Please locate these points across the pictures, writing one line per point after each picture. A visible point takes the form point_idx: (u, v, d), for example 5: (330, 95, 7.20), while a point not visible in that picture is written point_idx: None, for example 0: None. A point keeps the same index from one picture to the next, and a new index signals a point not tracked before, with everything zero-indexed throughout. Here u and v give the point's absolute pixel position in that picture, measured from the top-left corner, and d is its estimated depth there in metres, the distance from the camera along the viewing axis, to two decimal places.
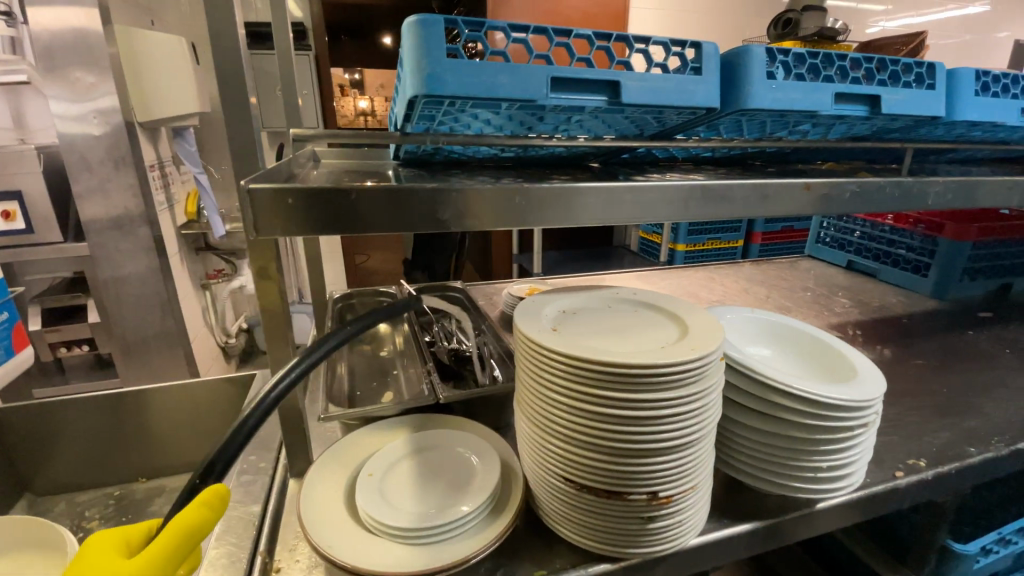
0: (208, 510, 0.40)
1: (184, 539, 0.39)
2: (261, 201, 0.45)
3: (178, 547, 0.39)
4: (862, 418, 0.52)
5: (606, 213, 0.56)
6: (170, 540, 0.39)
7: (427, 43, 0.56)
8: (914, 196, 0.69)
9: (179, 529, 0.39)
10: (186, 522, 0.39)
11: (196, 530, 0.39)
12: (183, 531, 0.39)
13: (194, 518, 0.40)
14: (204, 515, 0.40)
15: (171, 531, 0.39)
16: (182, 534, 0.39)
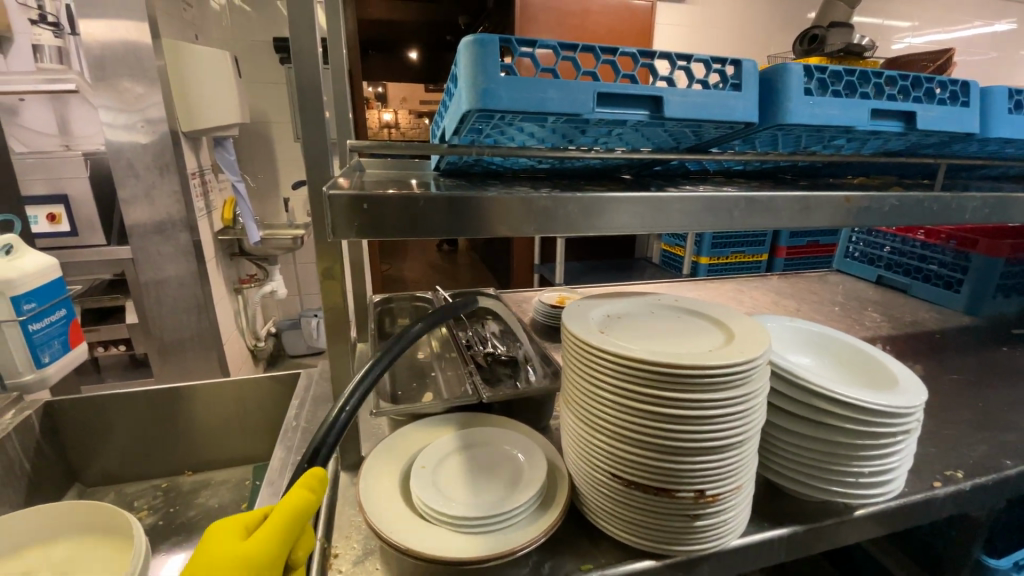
0: (309, 491, 0.43)
1: (294, 516, 0.41)
2: (337, 207, 0.49)
3: (290, 526, 0.40)
4: (903, 425, 0.53)
5: (652, 221, 0.59)
6: (282, 519, 0.40)
7: (482, 59, 0.60)
8: (953, 210, 0.70)
9: (287, 509, 0.41)
10: (294, 503, 0.41)
11: (302, 507, 0.41)
12: (292, 511, 0.41)
13: (300, 496, 0.42)
14: (307, 495, 0.43)
15: (280, 511, 0.41)
16: (291, 512, 0.41)
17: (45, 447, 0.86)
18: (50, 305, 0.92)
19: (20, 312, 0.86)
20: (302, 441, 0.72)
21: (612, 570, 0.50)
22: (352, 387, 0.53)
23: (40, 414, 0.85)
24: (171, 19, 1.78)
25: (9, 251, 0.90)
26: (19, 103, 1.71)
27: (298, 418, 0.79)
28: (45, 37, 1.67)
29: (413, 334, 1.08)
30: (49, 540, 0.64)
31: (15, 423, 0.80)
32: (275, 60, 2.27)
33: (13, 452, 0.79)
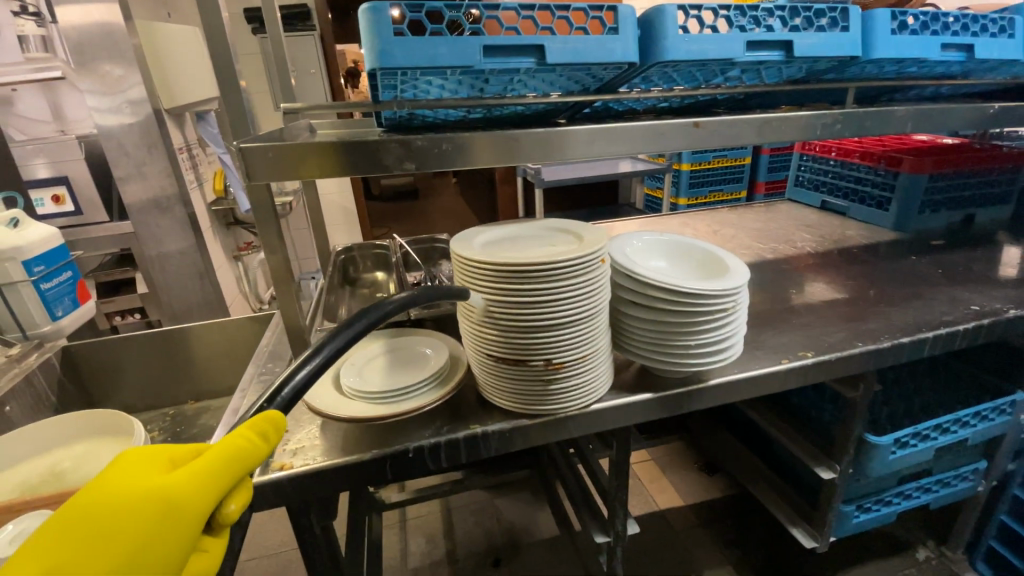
0: (255, 439, 0.47)
1: (228, 460, 0.46)
2: (250, 157, 0.62)
3: (221, 468, 0.45)
4: (724, 304, 0.65)
5: (517, 154, 0.71)
6: (216, 460, 0.45)
7: (376, 24, 0.71)
8: (803, 128, 0.82)
9: (227, 453, 0.46)
10: (232, 448, 0.46)
11: (240, 453, 0.46)
12: (227, 455, 0.46)
13: (238, 444, 0.46)
14: (249, 442, 0.47)
15: (219, 453, 0.46)
16: (231, 456, 0.46)
17: (68, 383, 1.04)
18: (56, 267, 1.07)
19: (32, 273, 1.02)
20: (268, 359, 0.89)
21: (493, 427, 0.66)
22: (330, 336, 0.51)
23: (59, 356, 1.03)
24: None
25: (17, 224, 1.05)
26: (12, 93, 1.81)
27: (270, 341, 0.96)
28: (28, 27, 1.71)
29: (376, 278, 1.24)
30: (86, 439, 0.83)
31: (38, 363, 0.97)
32: (249, 32, 2.34)
33: (40, 385, 0.97)
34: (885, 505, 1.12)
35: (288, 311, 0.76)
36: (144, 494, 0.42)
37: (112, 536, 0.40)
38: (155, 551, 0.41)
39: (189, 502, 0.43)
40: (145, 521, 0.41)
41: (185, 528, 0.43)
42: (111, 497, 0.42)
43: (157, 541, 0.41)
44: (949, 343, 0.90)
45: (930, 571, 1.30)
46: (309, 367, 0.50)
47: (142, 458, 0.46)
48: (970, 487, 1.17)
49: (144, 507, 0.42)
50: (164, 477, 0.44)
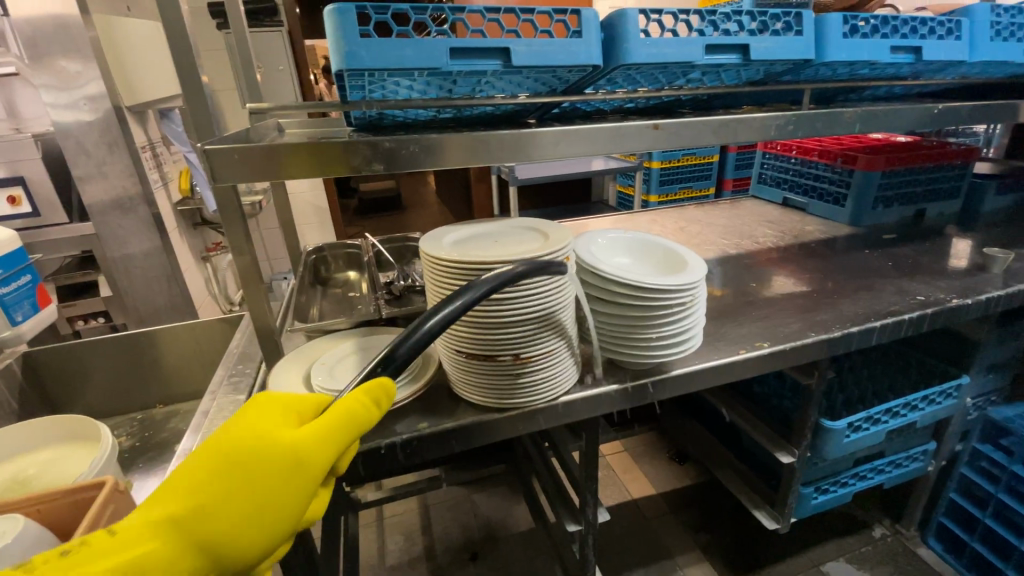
0: (372, 403, 0.46)
1: (349, 424, 0.45)
2: (213, 158, 0.61)
3: (341, 432, 0.45)
4: (683, 297, 0.68)
5: (487, 155, 0.73)
6: (338, 422, 0.44)
7: (342, 26, 0.71)
8: (755, 127, 0.85)
9: (347, 416, 0.45)
10: (352, 412, 0.45)
11: (356, 418, 0.45)
12: (347, 419, 0.45)
13: (359, 408, 0.45)
14: (366, 406, 0.46)
15: (340, 415, 0.45)
16: (352, 419, 0.45)
17: (30, 390, 1.02)
18: (15, 271, 1.04)
19: None
20: (238, 360, 0.89)
21: (463, 421, 0.68)
22: (451, 304, 0.49)
23: (21, 363, 1.00)
24: None
25: None
26: None
27: (240, 343, 0.96)
28: None
29: (348, 278, 1.25)
30: (53, 445, 0.81)
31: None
32: (213, 27, 2.28)
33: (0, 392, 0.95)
34: (841, 486, 1.18)
35: (257, 312, 0.76)
36: (266, 456, 0.41)
37: (233, 494, 0.40)
38: (279, 505, 0.41)
39: (309, 466, 0.42)
40: (272, 482, 0.41)
41: (304, 487, 0.42)
42: (234, 451, 0.41)
43: (277, 503, 0.41)
44: (896, 331, 0.95)
45: (887, 548, 1.37)
46: (433, 323, 0.48)
47: (264, 408, 0.45)
48: (920, 467, 1.25)
49: (271, 470, 0.41)
50: (286, 437, 0.43)
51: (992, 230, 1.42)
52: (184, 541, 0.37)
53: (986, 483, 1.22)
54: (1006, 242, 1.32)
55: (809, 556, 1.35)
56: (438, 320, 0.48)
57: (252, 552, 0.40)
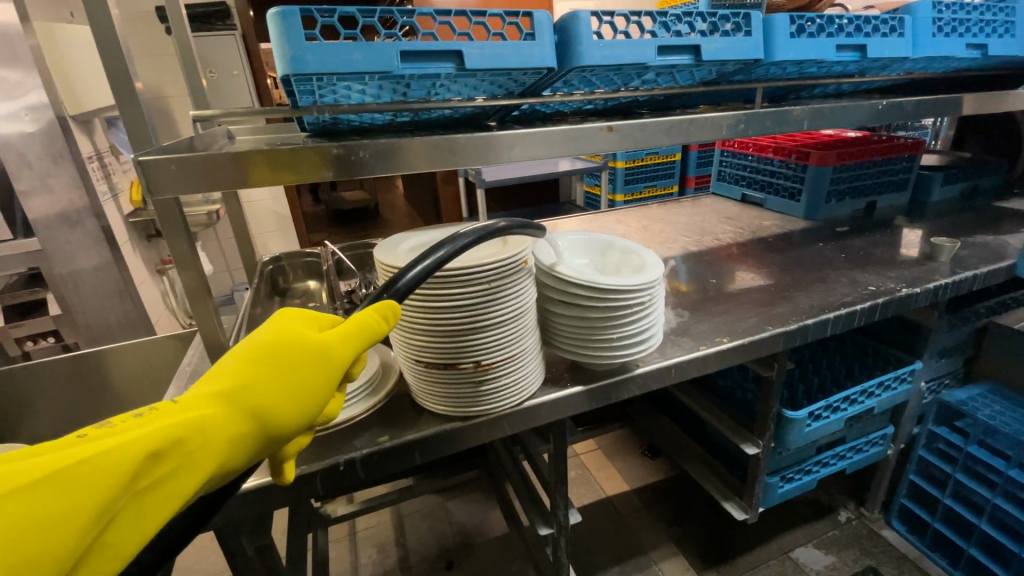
0: (384, 320, 0.50)
1: (366, 332, 0.49)
2: (149, 169, 0.58)
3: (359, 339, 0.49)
4: (643, 297, 0.68)
5: (441, 160, 0.72)
6: (357, 330, 0.49)
7: (287, 29, 0.69)
8: (708, 127, 0.87)
9: (365, 327, 0.49)
10: (369, 323, 0.49)
11: (374, 328, 0.49)
12: (365, 328, 0.49)
13: (375, 319, 0.49)
14: (381, 319, 0.50)
15: (359, 322, 0.49)
16: (368, 331, 0.49)
17: None
18: None
19: None
20: (189, 379, 0.86)
21: (425, 431, 0.67)
22: (456, 241, 0.52)
23: None
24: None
25: None
26: None
27: (191, 360, 0.92)
28: None
29: (308, 287, 1.22)
30: None
31: None
32: (161, 31, 2.19)
33: None
34: (805, 474, 1.21)
35: (206, 328, 0.73)
36: (302, 348, 0.46)
37: (275, 376, 0.44)
38: (310, 394, 0.45)
39: (337, 359, 0.47)
40: (309, 367, 0.45)
41: (329, 381, 0.46)
42: (273, 343, 0.45)
43: (312, 387, 0.45)
44: (850, 321, 0.98)
45: (852, 531, 1.41)
46: (426, 264, 0.51)
47: (289, 320, 0.49)
48: (879, 451, 1.29)
49: (308, 358, 0.46)
50: (315, 335, 0.47)
51: (938, 220, 1.48)
52: (238, 409, 0.41)
53: (943, 464, 1.27)
54: (952, 231, 1.38)
55: (779, 543, 1.38)
56: (439, 257, 0.52)
57: (289, 426, 0.45)
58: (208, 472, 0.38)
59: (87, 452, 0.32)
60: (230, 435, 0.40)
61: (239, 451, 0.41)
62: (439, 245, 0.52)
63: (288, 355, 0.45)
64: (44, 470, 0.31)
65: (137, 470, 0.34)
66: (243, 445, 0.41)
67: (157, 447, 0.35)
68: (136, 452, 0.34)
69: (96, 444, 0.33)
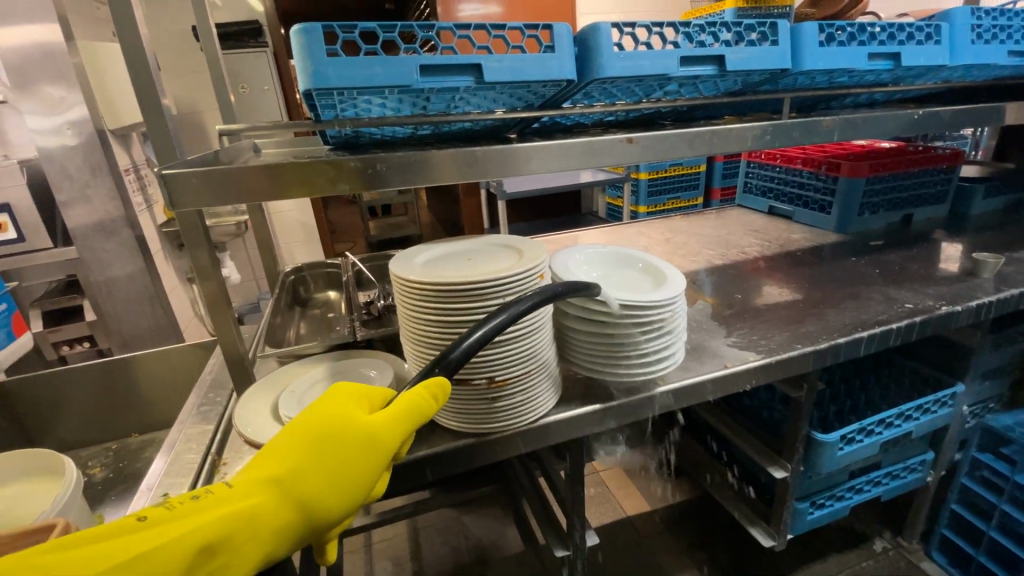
0: (428, 401, 0.52)
1: (409, 415, 0.52)
2: (172, 183, 0.59)
3: (403, 422, 0.53)
4: (664, 313, 0.66)
5: (459, 173, 0.71)
6: (402, 413, 0.52)
7: (309, 46, 0.70)
8: (736, 138, 0.85)
9: (410, 407, 0.53)
10: (413, 404, 0.53)
11: (417, 411, 0.53)
12: (409, 410, 0.53)
13: (418, 402, 0.52)
14: (425, 402, 0.53)
15: (404, 405, 0.53)
16: (413, 413, 0.52)
17: None
18: None
19: None
20: (209, 389, 0.87)
21: (438, 448, 0.65)
22: (506, 313, 0.54)
23: None
24: (86, 18, 1.78)
25: None
26: None
27: (212, 370, 0.93)
28: None
29: (328, 298, 1.23)
30: (20, 481, 0.78)
31: None
32: (197, 49, 2.29)
33: None
34: (837, 500, 1.15)
35: (226, 338, 0.74)
36: (346, 433, 0.50)
37: (317, 465, 0.49)
38: (352, 479, 0.50)
39: (380, 444, 0.51)
40: (349, 454, 0.50)
41: (371, 466, 0.51)
42: (320, 430, 0.50)
43: (350, 476, 0.49)
44: (885, 340, 0.94)
45: (889, 562, 1.33)
46: (475, 338, 0.53)
47: (342, 397, 0.54)
48: (918, 478, 1.22)
49: (348, 445, 0.50)
50: (361, 420, 0.52)
51: (979, 234, 1.42)
52: (284, 498, 0.47)
53: (987, 493, 1.20)
54: (993, 246, 1.32)
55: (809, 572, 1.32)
56: (487, 330, 0.53)
57: (332, 513, 0.49)
58: (253, 561, 0.44)
59: (148, 548, 0.40)
60: (277, 523, 0.46)
61: (285, 537, 0.46)
62: (500, 310, 0.54)
63: (334, 440, 0.50)
64: (116, 559, 0.39)
65: (189, 562, 0.41)
66: (290, 530, 0.47)
67: (208, 541, 0.42)
68: (189, 546, 0.41)
69: (159, 539, 0.41)
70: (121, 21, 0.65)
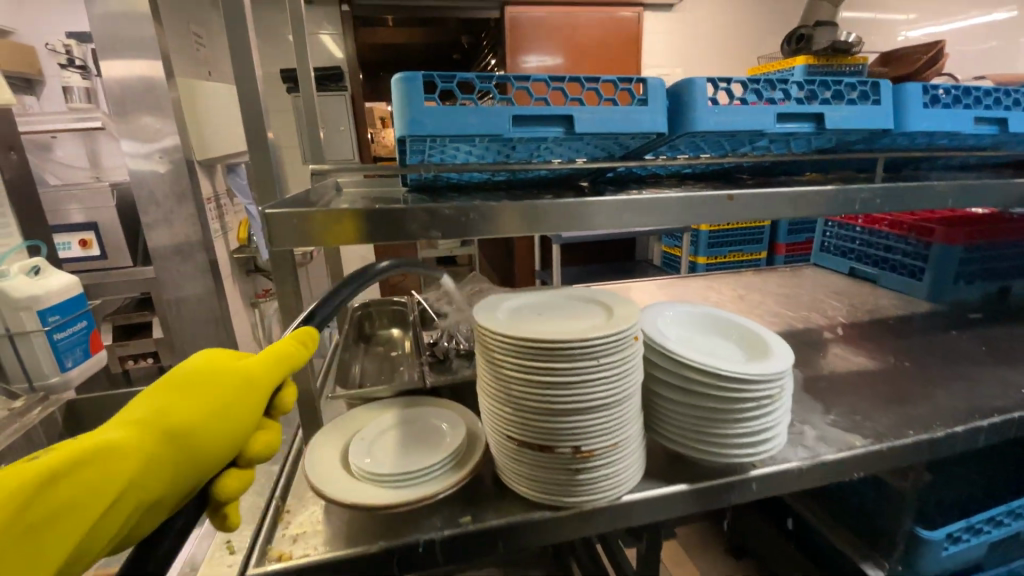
0: (298, 347, 0.57)
1: (281, 359, 0.54)
2: (273, 222, 0.60)
3: (277, 364, 0.53)
4: (768, 389, 0.60)
5: (551, 224, 0.69)
6: (275, 357, 0.54)
7: (409, 94, 0.71)
8: (842, 201, 0.79)
9: (280, 354, 0.55)
10: (280, 351, 0.55)
11: (288, 355, 0.55)
12: (279, 355, 0.54)
13: (285, 348, 0.55)
14: (292, 349, 0.56)
15: (273, 352, 0.54)
16: (283, 358, 0.55)
17: (68, 437, 1.01)
18: (71, 317, 1.09)
19: (45, 323, 1.03)
20: None
21: (512, 519, 0.60)
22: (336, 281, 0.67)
23: (62, 411, 1.01)
24: (186, 58, 1.95)
25: (37, 272, 1.07)
26: (52, 141, 2.07)
27: None
28: (74, 79, 2.03)
29: (391, 335, 1.22)
30: None
31: (40, 418, 0.95)
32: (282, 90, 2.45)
33: (39, 440, 0.95)
34: None
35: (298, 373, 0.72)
36: (224, 371, 0.49)
37: (193, 403, 0.45)
38: (237, 412, 0.47)
39: (260, 380, 0.51)
40: (229, 390, 0.48)
41: (254, 401, 0.49)
42: (192, 376, 0.48)
43: (232, 407, 0.47)
44: (1007, 432, 0.82)
45: None
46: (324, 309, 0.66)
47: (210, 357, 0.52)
48: None
49: (227, 380, 0.48)
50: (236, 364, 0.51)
51: None
52: (158, 430, 0.43)
53: None
54: None
55: None
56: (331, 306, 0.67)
57: (217, 451, 0.46)
58: (119, 490, 0.39)
59: None
60: (153, 451, 0.42)
61: (163, 467, 0.42)
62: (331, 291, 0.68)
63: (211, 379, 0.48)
64: None
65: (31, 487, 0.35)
66: (171, 462, 0.43)
67: (62, 469, 0.37)
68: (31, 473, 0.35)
69: None
70: (239, 66, 0.68)
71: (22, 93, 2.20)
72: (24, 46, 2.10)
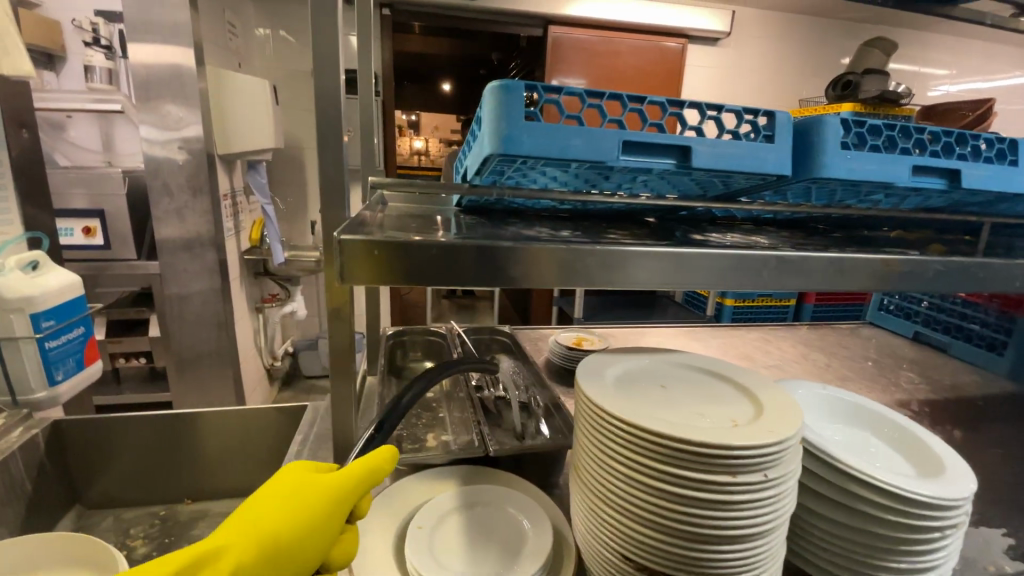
0: (379, 464, 0.48)
1: (362, 474, 0.47)
2: (347, 249, 0.48)
3: (356, 482, 0.46)
4: (955, 520, 0.48)
5: (673, 276, 0.56)
6: (356, 471, 0.47)
7: (507, 105, 0.59)
8: (1001, 276, 0.67)
9: (362, 468, 0.47)
10: (364, 465, 0.47)
11: (370, 472, 0.47)
12: (361, 471, 0.47)
13: (367, 463, 0.47)
14: (375, 466, 0.48)
15: (357, 465, 0.47)
16: (363, 475, 0.47)
17: (50, 466, 0.86)
18: (68, 322, 0.96)
19: (38, 329, 0.90)
20: None
21: None
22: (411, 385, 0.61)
23: (47, 432, 0.86)
24: (218, 48, 1.85)
25: (35, 268, 0.95)
26: (67, 121, 1.95)
27: (299, 450, 0.78)
28: (98, 59, 1.91)
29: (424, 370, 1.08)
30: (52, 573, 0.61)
31: (21, 441, 0.80)
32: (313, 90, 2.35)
33: (17, 470, 0.79)
34: None
35: (340, 418, 0.59)
36: (298, 492, 0.44)
37: (263, 525, 0.41)
38: (307, 543, 0.42)
39: (337, 502, 0.45)
40: (300, 512, 0.42)
41: (326, 528, 0.43)
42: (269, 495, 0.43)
43: (303, 536, 0.42)
44: None
45: None
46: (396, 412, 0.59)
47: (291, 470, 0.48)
48: None
49: (301, 502, 0.43)
50: (313, 480, 0.45)
51: None
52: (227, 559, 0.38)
53: None
54: None
55: None
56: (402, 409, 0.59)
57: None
58: None
59: None
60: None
61: None
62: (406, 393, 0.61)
63: (285, 501, 0.43)
64: None
65: None
66: None
67: None
68: None
69: None
70: None
71: (41, 68, 2.09)
72: (49, 20, 2.00)
